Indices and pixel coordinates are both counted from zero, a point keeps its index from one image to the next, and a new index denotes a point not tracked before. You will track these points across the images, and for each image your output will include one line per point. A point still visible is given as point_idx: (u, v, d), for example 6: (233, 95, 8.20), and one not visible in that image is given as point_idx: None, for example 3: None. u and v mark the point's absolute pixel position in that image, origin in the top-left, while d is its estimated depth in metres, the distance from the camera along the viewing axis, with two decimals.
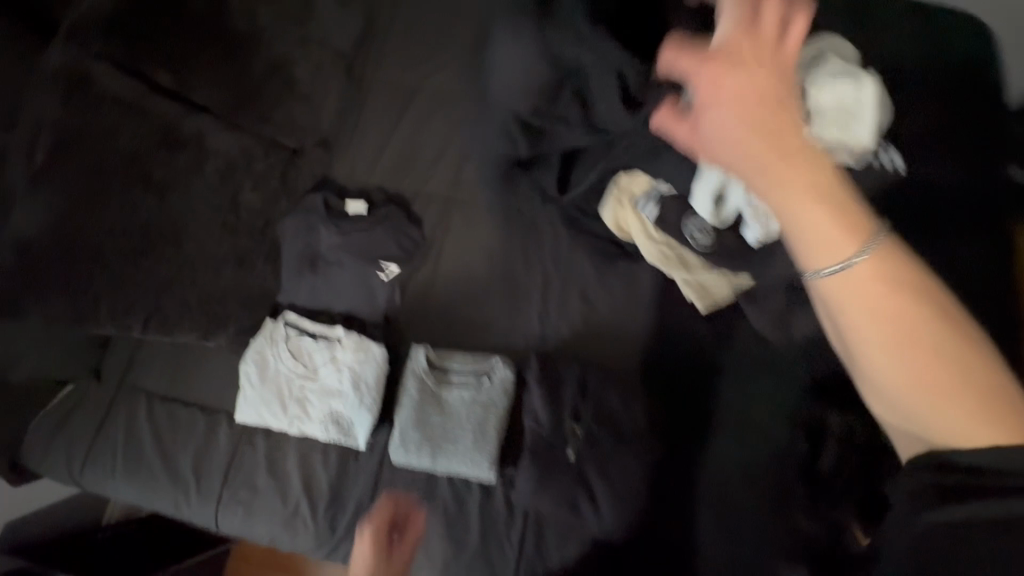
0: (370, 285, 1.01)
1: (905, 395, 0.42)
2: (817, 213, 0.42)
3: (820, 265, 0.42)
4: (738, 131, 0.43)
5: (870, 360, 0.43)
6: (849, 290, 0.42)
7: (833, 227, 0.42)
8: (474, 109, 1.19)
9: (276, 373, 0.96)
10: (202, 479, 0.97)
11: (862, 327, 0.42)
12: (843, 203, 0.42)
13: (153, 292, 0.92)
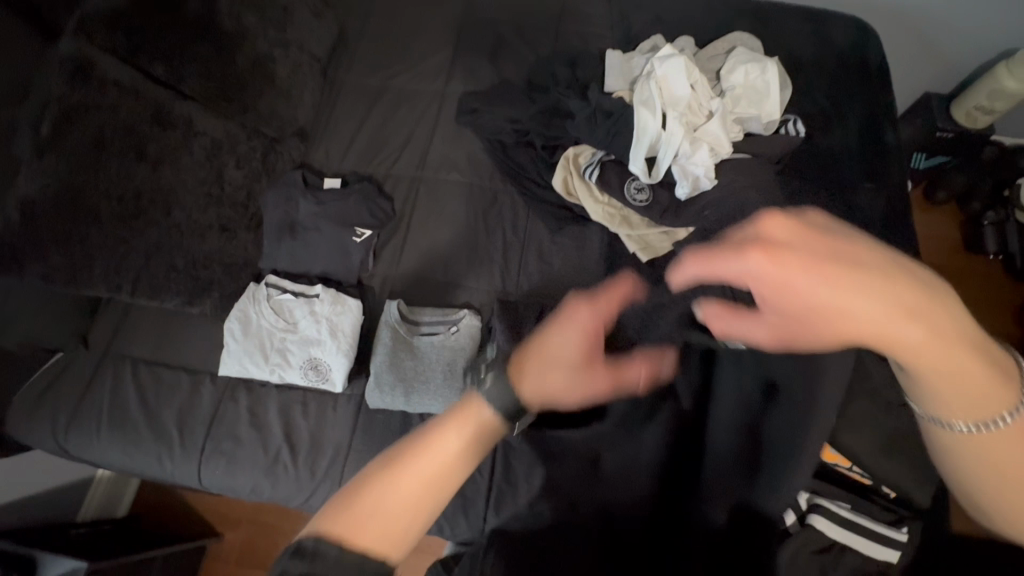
0: (346, 247, 1.12)
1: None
2: (948, 361, 0.43)
3: (956, 416, 0.45)
4: (840, 329, 0.43)
5: (1008, 505, 0.45)
6: (977, 446, 0.44)
7: (963, 366, 0.43)
8: (438, 102, 1.33)
9: (259, 327, 1.04)
10: (186, 433, 1.02)
11: (1003, 473, 0.44)
12: (977, 344, 0.43)
13: (144, 253, 1.02)
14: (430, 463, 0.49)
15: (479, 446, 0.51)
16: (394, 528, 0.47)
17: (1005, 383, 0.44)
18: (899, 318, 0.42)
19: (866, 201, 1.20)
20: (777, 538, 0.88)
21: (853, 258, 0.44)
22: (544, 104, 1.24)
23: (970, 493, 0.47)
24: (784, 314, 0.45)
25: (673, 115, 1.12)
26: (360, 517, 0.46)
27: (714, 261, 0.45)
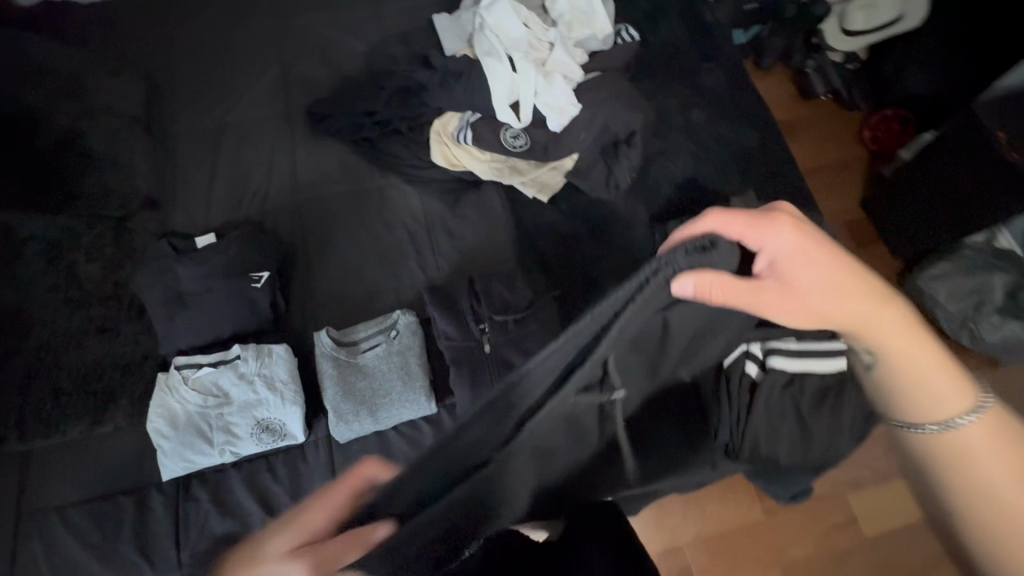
0: (248, 296, 1.02)
1: (997, 517, 0.52)
2: (922, 363, 0.58)
3: (920, 417, 0.57)
4: (848, 308, 0.59)
5: (974, 512, 0.53)
6: (950, 449, 0.55)
7: (941, 372, 0.57)
8: (286, 120, 1.25)
9: (188, 414, 0.94)
10: (154, 554, 0.91)
11: (970, 467, 0.54)
12: (950, 364, 0.58)
13: (19, 387, 0.94)
14: None
15: None
16: None
17: (964, 391, 0.56)
18: (881, 306, 0.59)
19: (712, 79, 1.30)
20: (749, 390, 0.97)
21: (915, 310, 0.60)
22: (394, 86, 1.21)
23: (931, 458, 0.57)
24: (796, 284, 0.61)
25: (519, 56, 1.15)
26: None
27: (748, 231, 0.61)
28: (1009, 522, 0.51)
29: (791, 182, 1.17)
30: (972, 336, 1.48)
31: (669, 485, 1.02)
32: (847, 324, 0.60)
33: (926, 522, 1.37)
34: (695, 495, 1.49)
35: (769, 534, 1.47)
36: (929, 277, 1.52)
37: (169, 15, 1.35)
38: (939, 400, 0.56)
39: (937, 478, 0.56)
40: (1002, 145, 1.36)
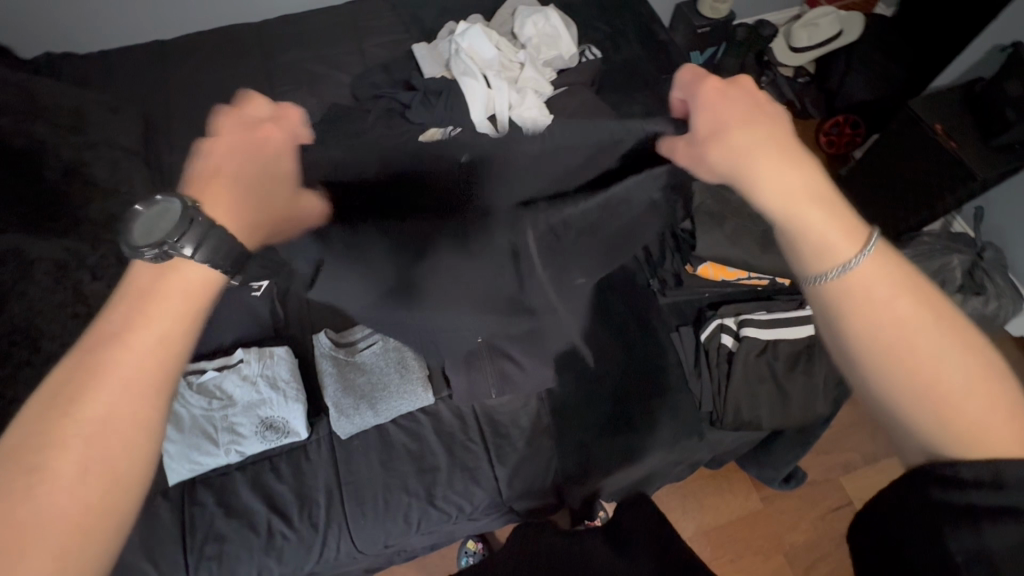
0: (251, 307, 1.09)
1: (911, 380, 0.46)
2: (801, 203, 0.50)
3: (817, 270, 0.50)
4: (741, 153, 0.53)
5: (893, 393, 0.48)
6: (853, 288, 0.48)
7: (829, 214, 0.50)
8: None
9: (192, 418, 0.97)
10: (160, 560, 0.92)
11: (873, 327, 0.47)
12: (832, 202, 0.51)
13: (26, 399, 0.93)
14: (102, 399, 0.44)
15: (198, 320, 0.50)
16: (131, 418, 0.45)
17: (847, 235, 0.49)
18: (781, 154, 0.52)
19: (671, 89, 1.42)
20: (727, 361, 1.05)
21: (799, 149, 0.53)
22: (379, 109, 1.31)
23: (846, 336, 0.49)
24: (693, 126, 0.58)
25: (493, 75, 1.26)
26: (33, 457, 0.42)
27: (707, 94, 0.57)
28: (917, 371, 0.46)
29: None
30: None
31: (664, 464, 1.07)
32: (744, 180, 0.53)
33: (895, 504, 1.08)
34: (693, 490, 1.51)
35: (769, 523, 1.48)
36: None
37: (166, 60, 1.45)
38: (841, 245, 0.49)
39: (857, 361, 0.49)
40: (939, 136, 1.48)
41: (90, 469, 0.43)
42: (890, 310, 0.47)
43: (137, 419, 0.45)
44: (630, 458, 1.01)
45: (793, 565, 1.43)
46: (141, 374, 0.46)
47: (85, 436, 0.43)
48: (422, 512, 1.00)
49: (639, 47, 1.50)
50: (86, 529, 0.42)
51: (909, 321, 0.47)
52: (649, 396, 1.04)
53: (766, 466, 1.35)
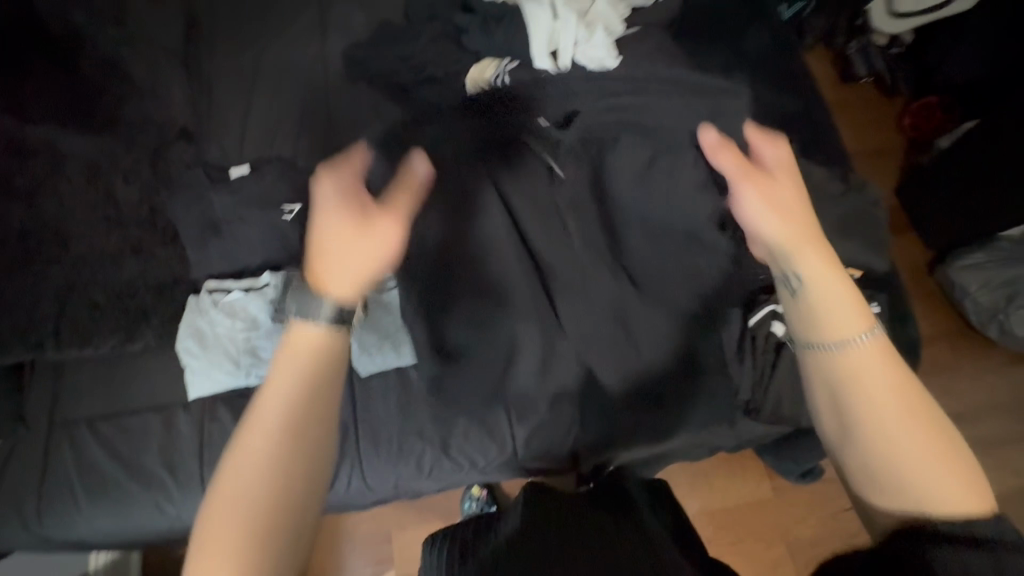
0: (279, 227, 1.03)
1: (908, 474, 0.54)
2: (893, 427, 0.55)
3: (825, 339, 0.59)
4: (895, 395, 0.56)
5: (866, 416, 0.56)
6: (901, 430, 0.55)
7: (873, 375, 0.57)
8: (321, 62, 1.25)
9: (216, 335, 0.97)
10: (179, 469, 0.94)
11: (905, 446, 0.54)
12: (938, 437, 0.55)
13: (57, 292, 0.99)
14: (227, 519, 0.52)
15: (294, 444, 0.55)
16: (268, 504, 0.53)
17: (922, 436, 0.54)
18: (881, 372, 0.57)
19: (755, 44, 1.26)
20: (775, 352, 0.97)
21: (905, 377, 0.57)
22: (431, 32, 1.19)
23: (894, 468, 0.55)
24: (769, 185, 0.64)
25: (560, 4, 1.11)
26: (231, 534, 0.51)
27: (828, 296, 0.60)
28: (897, 451, 0.54)
29: (830, 150, 1.15)
30: (1002, 328, 1.46)
31: (686, 446, 1.03)
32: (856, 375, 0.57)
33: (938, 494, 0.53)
34: (703, 470, 1.47)
35: (777, 514, 1.44)
36: (962, 268, 1.50)
37: None
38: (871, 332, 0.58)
39: (901, 470, 0.54)
40: None
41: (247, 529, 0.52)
42: (912, 448, 0.54)
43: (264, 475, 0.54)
44: (626, 449, 1.00)
45: (794, 558, 1.40)
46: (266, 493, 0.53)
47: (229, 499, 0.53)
48: (435, 459, 0.99)
49: None
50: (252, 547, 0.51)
51: (926, 429, 0.55)
52: (661, 371, 0.99)
53: (786, 459, 1.29)
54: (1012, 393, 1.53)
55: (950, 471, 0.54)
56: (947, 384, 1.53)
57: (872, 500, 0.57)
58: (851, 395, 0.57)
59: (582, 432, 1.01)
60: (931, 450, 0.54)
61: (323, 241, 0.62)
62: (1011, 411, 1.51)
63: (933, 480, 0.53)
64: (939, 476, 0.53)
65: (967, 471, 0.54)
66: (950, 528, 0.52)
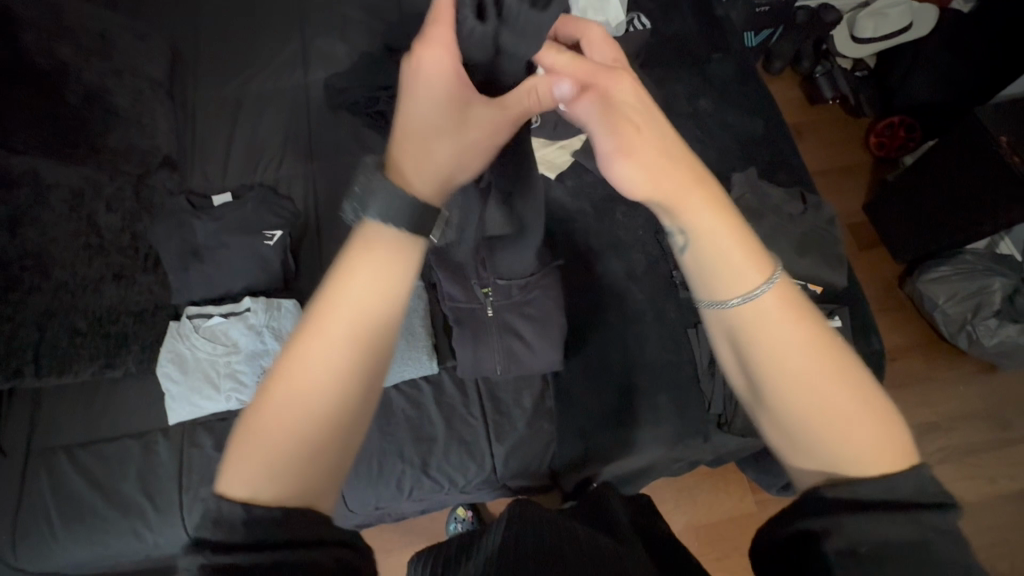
0: (260, 253, 1.05)
1: (809, 426, 0.48)
2: (810, 380, 0.48)
3: (728, 293, 0.51)
4: (809, 345, 0.48)
5: (770, 365, 0.49)
6: (803, 381, 0.48)
7: (780, 327, 0.49)
8: (303, 91, 1.28)
9: (196, 359, 0.98)
10: (157, 495, 0.94)
11: (809, 398, 0.48)
12: (850, 382, 0.48)
13: (38, 323, 0.98)
14: (269, 424, 0.45)
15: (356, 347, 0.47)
16: (315, 418, 0.46)
17: (839, 387, 0.48)
18: (790, 322, 0.49)
19: (721, 71, 1.32)
20: None
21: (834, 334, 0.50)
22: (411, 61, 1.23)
23: (786, 421, 0.49)
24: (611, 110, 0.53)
25: None
26: (263, 451, 0.45)
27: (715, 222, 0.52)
28: (803, 398, 0.48)
29: (794, 169, 1.20)
30: (970, 339, 1.50)
31: (664, 462, 1.05)
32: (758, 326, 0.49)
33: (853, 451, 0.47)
34: (688, 486, 1.49)
35: (761, 528, 1.45)
36: (929, 280, 1.55)
37: None
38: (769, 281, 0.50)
39: (799, 427, 0.48)
40: (1004, 149, 1.35)
41: (303, 424, 0.46)
42: (823, 401, 0.48)
43: (319, 389, 0.46)
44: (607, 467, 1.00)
45: None
46: (304, 411, 0.46)
47: (273, 411, 0.45)
48: (415, 479, 1.00)
49: (695, 17, 1.38)
50: (314, 442, 0.46)
51: (842, 378, 0.48)
52: (635, 387, 1.02)
53: (766, 472, 1.31)
54: (984, 402, 1.56)
55: (870, 421, 0.47)
56: (922, 395, 1.56)
57: (789, 455, 0.51)
58: (758, 351, 0.50)
59: (561, 450, 1.02)
60: (842, 401, 0.47)
61: (418, 131, 0.51)
62: (984, 420, 1.54)
63: (835, 436, 0.47)
64: (844, 434, 0.47)
65: (881, 421, 0.48)
66: (868, 485, 0.46)
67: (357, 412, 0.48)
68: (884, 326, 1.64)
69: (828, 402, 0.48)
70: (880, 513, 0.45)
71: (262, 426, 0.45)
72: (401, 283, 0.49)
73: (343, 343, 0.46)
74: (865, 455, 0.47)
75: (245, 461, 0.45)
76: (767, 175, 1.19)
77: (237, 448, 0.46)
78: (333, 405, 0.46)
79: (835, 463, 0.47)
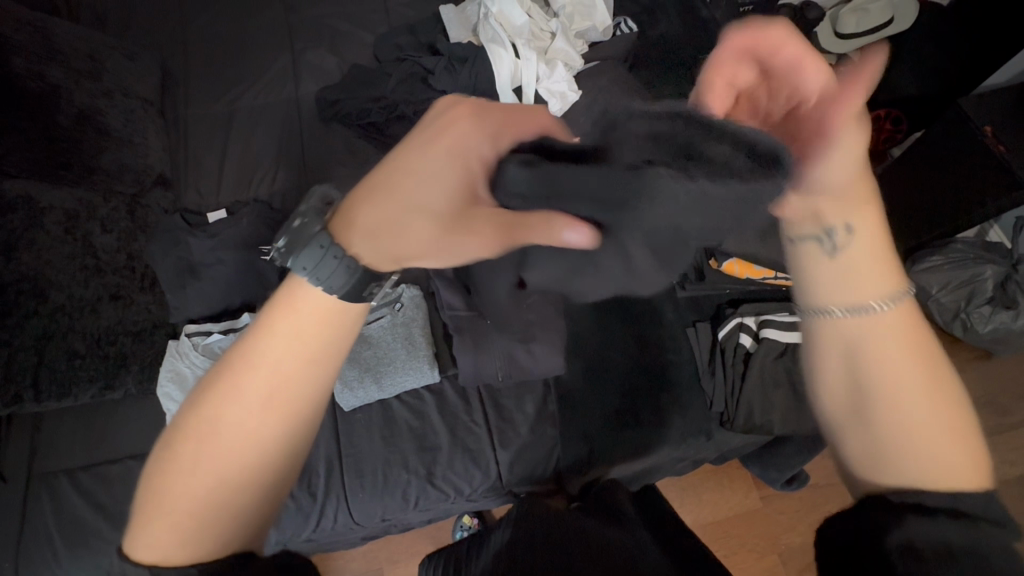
0: (256, 268, 1.06)
1: (904, 442, 0.49)
2: (911, 399, 0.49)
3: (839, 303, 0.53)
4: (914, 367, 0.50)
5: (872, 381, 0.51)
6: (903, 396, 0.50)
7: (886, 341, 0.51)
8: (295, 106, 1.29)
9: (195, 377, 0.97)
10: None
11: (907, 415, 0.49)
12: (951, 405, 0.49)
13: (35, 348, 0.95)
14: (180, 482, 0.46)
15: (278, 406, 0.46)
16: (234, 479, 0.46)
17: (935, 409, 0.49)
18: (897, 342, 0.51)
19: None
20: (743, 363, 1.01)
21: (941, 357, 0.52)
22: (401, 73, 1.25)
23: (875, 428, 0.50)
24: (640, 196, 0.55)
25: (521, 44, 1.19)
26: (171, 509, 0.46)
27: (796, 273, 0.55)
28: (900, 415, 0.49)
29: None
30: (965, 326, 1.53)
31: (668, 461, 1.05)
32: (862, 338, 0.52)
33: (937, 468, 0.48)
34: (692, 484, 1.49)
35: (767, 523, 1.45)
36: (922, 269, 1.55)
37: (184, 7, 1.41)
38: (886, 299, 0.52)
39: (890, 440, 0.49)
40: (987, 139, 1.38)
41: (220, 480, 0.46)
42: (918, 420, 0.49)
43: (234, 450, 0.46)
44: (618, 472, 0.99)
45: (786, 567, 1.42)
46: (227, 474, 0.46)
47: (185, 470, 0.46)
48: (420, 489, 0.99)
49: (680, 21, 1.40)
50: (238, 495, 0.47)
51: (940, 401, 0.50)
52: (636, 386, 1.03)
53: (770, 467, 1.31)
54: (981, 389, 1.57)
55: (958, 446, 0.49)
56: None
57: (866, 475, 0.51)
58: (870, 360, 0.51)
59: (565, 453, 1.02)
60: (938, 421, 0.49)
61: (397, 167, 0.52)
62: (982, 406, 1.55)
63: (927, 454, 0.48)
64: (934, 457, 0.48)
65: (974, 449, 0.49)
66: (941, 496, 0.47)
67: (274, 469, 0.48)
68: None
69: (926, 425, 0.49)
70: (936, 522, 0.45)
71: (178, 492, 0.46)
72: (324, 348, 0.48)
73: (262, 416, 0.46)
74: (948, 474, 0.48)
75: (156, 519, 0.46)
76: None
77: (150, 497, 0.47)
78: (247, 464, 0.46)
79: (927, 484, 0.47)
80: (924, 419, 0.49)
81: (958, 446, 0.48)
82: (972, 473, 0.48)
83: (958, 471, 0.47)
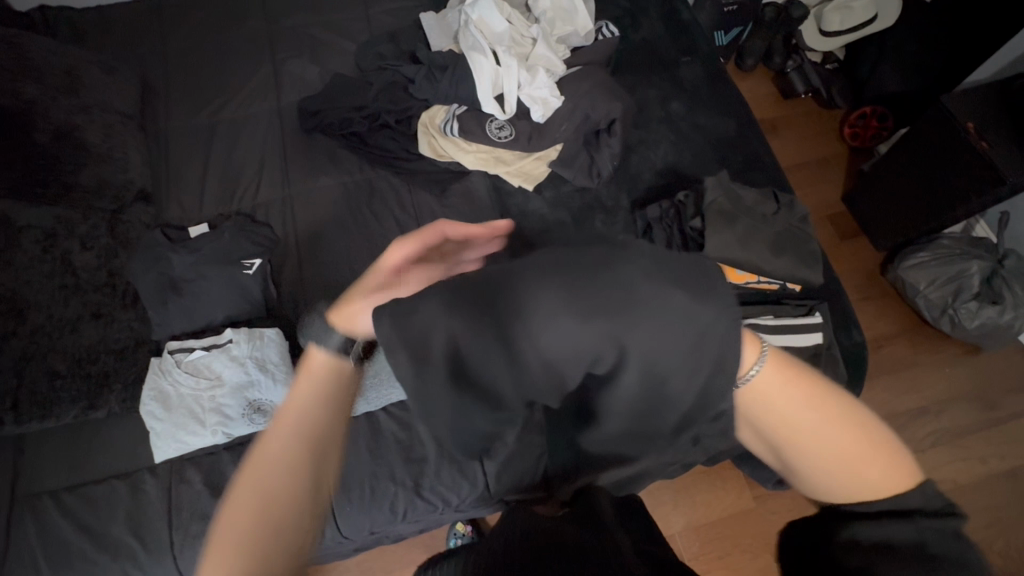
0: (240, 283, 1.04)
1: (828, 470, 0.54)
2: (818, 434, 0.54)
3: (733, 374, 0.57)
4: (804, 403, 0.55)
5: (782, 427, 0.55)
6: (812, 433, 0.54)
7: (776, 394, 0.55)
8: (277, 116, 1.28)
9: (180, 396, 0.97)
10: (146, 536, 0.92)
11: (821, 448, 0.54)
12: (856, 420, 0.54)
13: (14, 369, 0.96)
14: (237, 523, 0.52)
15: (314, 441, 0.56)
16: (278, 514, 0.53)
17: (842, 430, 0.54)
18: (783, 387, 0.55)
19: (691, 74, 1.34)
20: None
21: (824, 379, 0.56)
22: (382, 83, 1.25)
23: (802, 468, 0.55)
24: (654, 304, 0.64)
25: (502, 50, 1.17)
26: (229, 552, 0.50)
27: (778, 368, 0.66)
28: (815, 450, 0.54)
29: (767, 168, 1.22)
30: (952, 322, 1.52)
31: (656, 466, 1.05)
32: (758, 399, 0.56)
33: (864, 483, 0.52)
34: (685, 485, 1.49)
35: (759, 522, 1.46)
36: (911, 266, 1.57)
37: (163, 20, 1.40)
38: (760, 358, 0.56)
39: (814, 471, 0.54)
40: (971, 136, 1.38)
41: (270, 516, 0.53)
42: (832, 451, 0.53)
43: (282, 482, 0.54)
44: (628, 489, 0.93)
45: None
46: (273, 508, 0.53)
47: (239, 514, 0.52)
48: (409, 500, 0.99)
49: (660, 24, 1.41)
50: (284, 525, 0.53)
51: (846, 422, 0.54)
52: None
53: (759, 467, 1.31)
54: (970, 383, 1.58)
55: (879, 457, 0.53)
56: (910, 379, 1.58)
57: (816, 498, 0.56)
58: (765, 426, 0.56)
59: None
60: (850, 444, 0.53)
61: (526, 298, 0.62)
62: (972, 401, 1.56)
63: (853, 478, 0.53)
64: (857, 474, 0.53)
65: (892, 451, 0.54)
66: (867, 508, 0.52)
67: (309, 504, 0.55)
68: (867, 315, 1.66)
69: (836, 447, 0.53)
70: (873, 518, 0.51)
71: (239, 539, 0.51)
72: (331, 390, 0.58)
73: (301, 447, 0.55)
74: (879, 489, 0.52)
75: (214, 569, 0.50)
76: (740, 175, 1.21)
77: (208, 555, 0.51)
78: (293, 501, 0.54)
79: (859, 500, 0.53)
80: (841, 445, 0.53)
81: (879, 456, 0.53)
82: (899, 479, 0.52)
83: (884, 482, 0.52)
